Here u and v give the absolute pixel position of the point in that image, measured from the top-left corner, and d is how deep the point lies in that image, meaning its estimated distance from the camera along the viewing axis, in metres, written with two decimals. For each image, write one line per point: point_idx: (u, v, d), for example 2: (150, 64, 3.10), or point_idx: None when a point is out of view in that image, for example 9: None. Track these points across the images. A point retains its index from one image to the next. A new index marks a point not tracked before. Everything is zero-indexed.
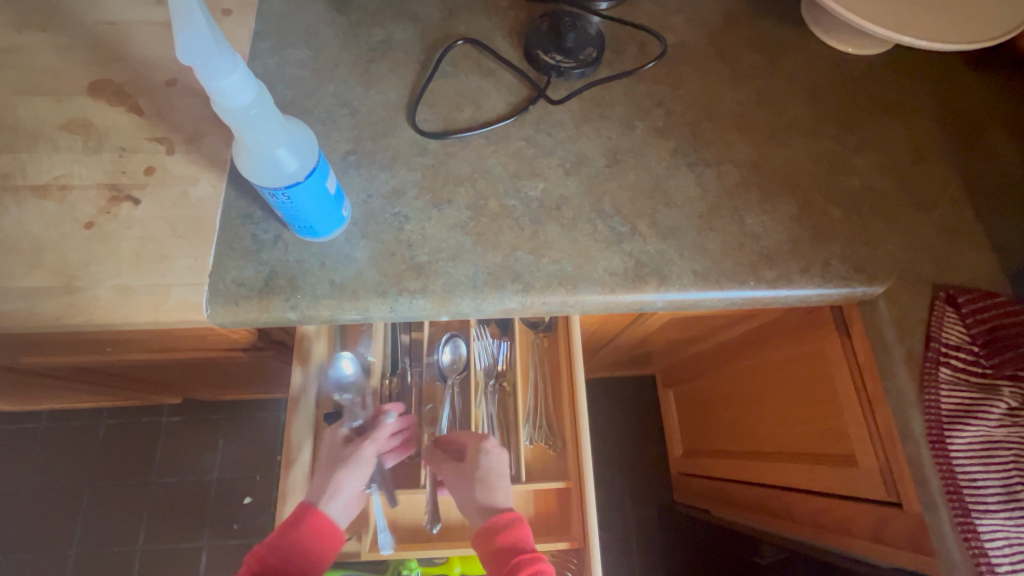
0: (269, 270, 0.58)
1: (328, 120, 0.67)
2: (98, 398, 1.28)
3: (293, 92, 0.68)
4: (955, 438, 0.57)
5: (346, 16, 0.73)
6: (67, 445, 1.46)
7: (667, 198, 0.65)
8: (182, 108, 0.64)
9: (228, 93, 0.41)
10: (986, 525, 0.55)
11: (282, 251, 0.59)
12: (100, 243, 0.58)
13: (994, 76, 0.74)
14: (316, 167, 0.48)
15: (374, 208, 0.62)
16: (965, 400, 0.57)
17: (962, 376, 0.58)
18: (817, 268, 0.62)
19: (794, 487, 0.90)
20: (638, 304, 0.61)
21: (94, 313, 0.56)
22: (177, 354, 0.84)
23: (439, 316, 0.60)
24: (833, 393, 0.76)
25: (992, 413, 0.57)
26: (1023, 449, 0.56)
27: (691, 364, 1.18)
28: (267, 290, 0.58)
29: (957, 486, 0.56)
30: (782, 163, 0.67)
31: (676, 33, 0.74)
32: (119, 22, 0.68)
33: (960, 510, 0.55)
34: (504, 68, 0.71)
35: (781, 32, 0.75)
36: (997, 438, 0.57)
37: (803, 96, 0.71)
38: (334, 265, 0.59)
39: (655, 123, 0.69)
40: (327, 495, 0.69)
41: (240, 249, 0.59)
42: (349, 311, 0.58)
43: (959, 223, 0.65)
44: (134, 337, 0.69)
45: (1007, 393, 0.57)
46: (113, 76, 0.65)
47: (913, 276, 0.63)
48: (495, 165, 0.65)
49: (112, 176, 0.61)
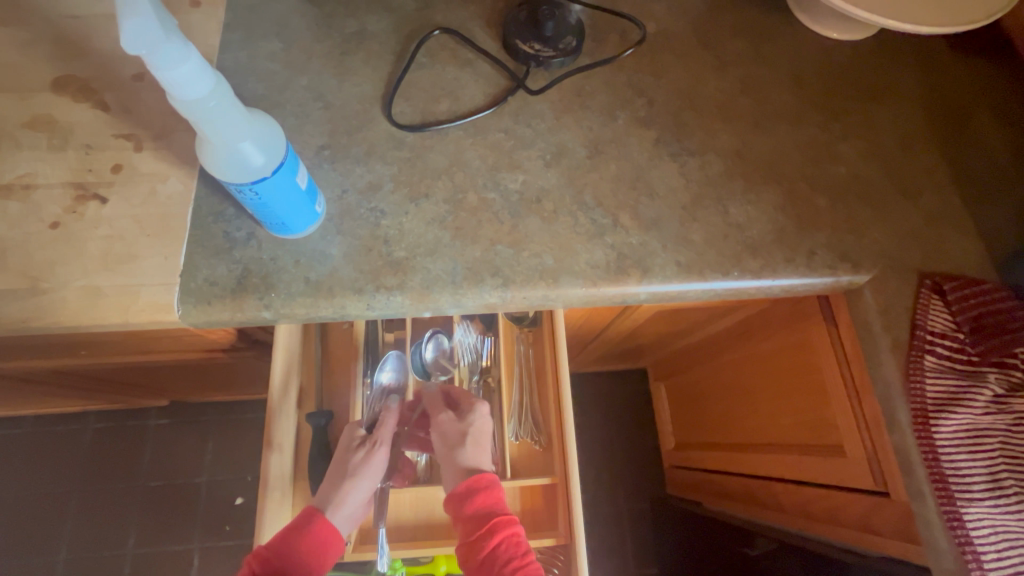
0: (242, 269, 0.57)
1: (302, 114, 0.65)
2: (82, 402, 1.26)
3: (265, 86, 0.66)
4: (941, 426, 0.56)
5: (319, 7, 0.71)
6: (53, 449, 1.44)
7: (649, 188, 0.63)
8: (150, 103, 0.62)
9: (185, 83, 0.40)
10: (972, 514, 0.54)
11: (255, 249, 0.58)
12: (65, 243, 0.57)
13: (979, 60, 0.73)
14: (283, 161, 0.47)
15: (349, 204, 0.60)
16: (950, 388, 0.57)
17: (947, 364, 0.58)
18: (801, 257, 0.61)
19: (784, 479, 0.90)
20: (621, 297, 0.60)
21: (61, 316, 0.55)
22: (156, 356, 0.83)
23: (418, 313, 0.59)
24: (820, 384, 0.76)
25: (978, 401, 0.56)
26: (1008, 436, 0.56)
27: (681, 356, 1.18)
28: (240, 289, 0.56)
29: (943, 475, 0.55)
30: (766, 151, 0.66)
31: (657, 20, 0.73)
32: (82, 15, 0.66)
33: (946, 499, 0.55)
34: (482, 58, 0.70)
35: (764, 18, 0.74)
36: (983, 425, 0.56)
37: (786, 83, 0.70)
38: (309, 262, 0.57)
39: (636, 113, 0.67)
40: (334, 505, 0.68)
41: (211, 247, 0.58)
42: (325, 310, 0.57)
43: (945, 210, 0.65)
44: (107, 340, 0.68)
45: (993, 380, 0.57)
46: (78, 71, 0.63)
47: (898, 264, 0.62)
48: (473, 158, 0.64)
49: (77, 174, 0.59)
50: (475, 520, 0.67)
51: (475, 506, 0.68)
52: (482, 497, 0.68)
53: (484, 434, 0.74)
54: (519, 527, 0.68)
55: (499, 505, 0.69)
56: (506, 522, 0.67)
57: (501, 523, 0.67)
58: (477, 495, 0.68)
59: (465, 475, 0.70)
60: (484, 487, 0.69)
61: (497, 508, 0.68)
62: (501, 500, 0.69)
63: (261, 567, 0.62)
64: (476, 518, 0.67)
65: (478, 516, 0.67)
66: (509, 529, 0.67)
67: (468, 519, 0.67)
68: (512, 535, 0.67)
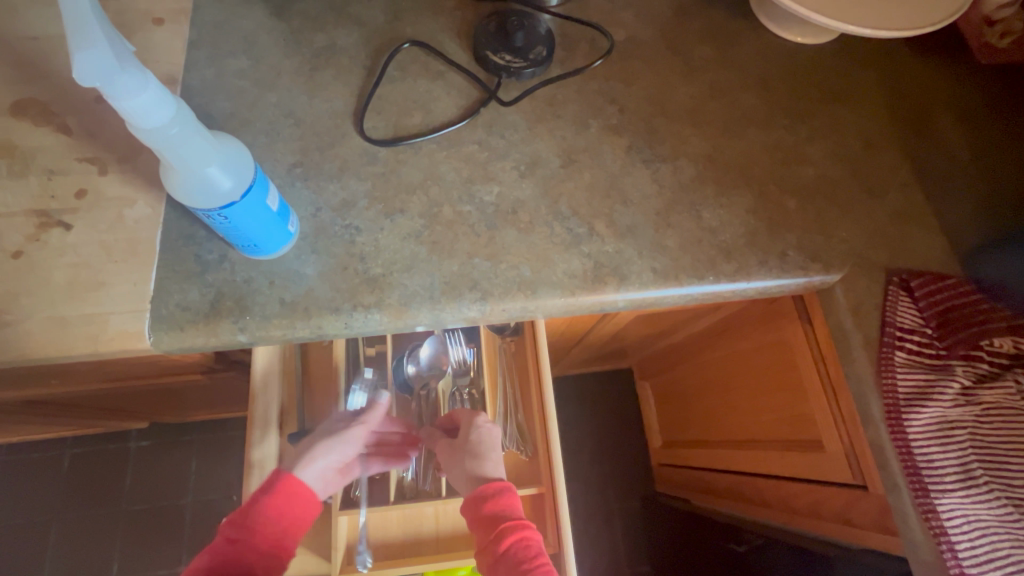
0: (215, 292, 0.56)
1: (272, 131, 0.64)
2: (58, 428, 1.23)
3: (233, 104, 0.65)
4: (912, 420, 0.58)
5: (287, 22, 0.70)
6: (29, 478, 1.40)
7: (623, 196, 0.64)
8: (114, 126, 0.61)
9: (144, 111, 0.39)
10: (945, 504, 0.56)
11: (228, 271, 0.57)
12: (29, 273, 0.55)
13: (937, 59, 0.76)
14: (252, 185, 0.46)
15: (323, 222, 0.60)
16: (921, 382, 0.59)
17: (916, 358, 0.60)
18: (774, 259, 0.63)
19: (767, 474, 0.91)
20: (599, 305, 0.61)
21: (26, 348, 0.53)
22: (132, 381, 0.81)
23: (397, 329, 0.59)
24: (798, 380, 0.77)
25: (947, 394, 0.58)
26: (976, 427, 0.58)
27: (664, 356, 1.19)
28: (214, 313, 0.55)
29: (916, 467, 0.57)
30: (737, 155, 0.67)
31: (626, 28, 0.73)
32: (40, 36, 0.64)
33: (920, 491, 0.56)
34: (454, 70, 0.69)
35: (730, 23, 0.75)
36: (953, 417, 0.58)
37: (754, 87, 0.72)
38: (284, 283, 0.57)
39: (609, 121, 0.68)
40: (302, 464, 0.67)
41: (183, 271, 0.57)
42: (302, 331, 0.56)
43: (909, 207, 0.67)
44: (79, 369, 0.66)
45: (960, 372, 0.59)
46: (37, 94, 0.62)
47: (867, 262, 0.63)
48: (448, 171, 0.64)
49: (40, 201, 0.58)
50: (491, 522, 0.67)
51: (488, 509, 0.68)
52: (499, 502, 0.68)
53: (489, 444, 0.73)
54: (531, 531, 0.67)
55: (515, 510, 0.69)
56: (517, 527, 0.66)
57: (515, 525, 0.66)
58: (491, 497, 0.68)
59: (479, 482, 0.71)
60: (500, 492, 0.69)
61: (511, 511, 0.68)
62: (512, 504, 0.69)
63: (235, 528, 0.62)
64: (489, 521, 0.67)
65: (496, 517, 0.67)
66: (522, 532, 0.66)
67: (482, 523, 0.67)
68: (525, 539, 0.65)
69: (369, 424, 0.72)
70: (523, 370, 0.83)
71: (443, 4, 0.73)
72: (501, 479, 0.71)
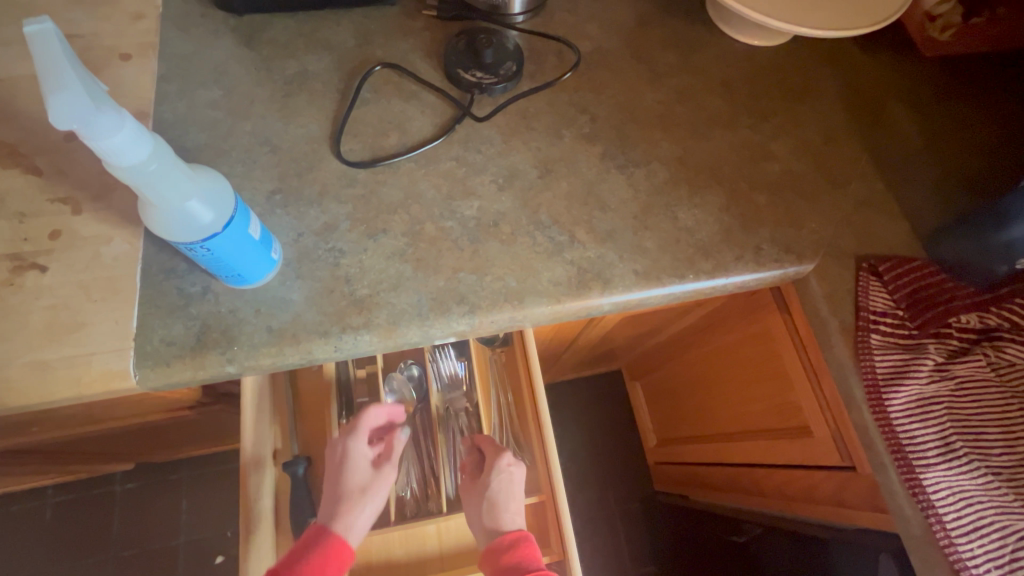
0: (200, 324, 0.55)
1: (249, 160, 0.64)
2: (38, 477, 1.18)
3: (207, 135, 0.65)
4: (893, 398, 0.60)
5: (256, 51, 0.71)
6: (9, 532, 1.34)
7: (601, 202, 0.66)
8: (85, 163, 0.60)
9: (121, 150, 0.39)
10: (930, 478, 0.58)
11: (213, 303, 0.56)
12: (4, 319, 0.54)
13: (886, 54, 0.80)
14: (233, 215, 0.47)
15: (306, 246, 0.60)
16: (897, 361, 0.61)
17: (891, 339, 0.62)
18: (749, 253, 0.65)
19: (761, 464, 0.93)
20: (585, 310, 0.62)
21: (6, 396, 0.52)
22: (115, 422, 0.79)
23: (387, 349, 0.59)
24: (783, 370, 0.79)
25: (922, 371, 0.60)
26: (953, 400, 0.60)
27: (651, 355, 1.21)
28: (200, 346, 0.55)
29: (900, 445, 0.59)
30: (707, 156, 0.70)
31: (591, 40, 0.76)
32: (3, 78, 0.63)
33: (905, 467, 0.58)
34: (426, 89, 0.71)
35: (690, 30, 0.78)
36: (930, 393, 0.60)
37: (718, 90, 0.74)
38: (270, 310, 0.56)
39: (581, 130, 0.70)
40: (337, 515, 0.68)
41: (166, 306, 0.56)
42: (291, 357, 0.56)
43: (872, 196, 0.70)
44: (61, 413, 0.64)
45: (933, 349, 0.61)
46: (3, 136, 0.61)
47: (837, 251, 0.66)
48: (427, 188, 0.64)
49: (12, 245, 0.57)
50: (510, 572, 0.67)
51: (507, 560, 0.68)
52: (514, 550, 0.69)
53: (506, 493, 0.73)
54: None
55: (535, 561, 0.69)
56: None
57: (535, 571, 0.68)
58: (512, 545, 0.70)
59: (496, 535, 0.72)
60: (514, 541, 0.70)
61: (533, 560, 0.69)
62: (529, 556, 0.69)
63: None
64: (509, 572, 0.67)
65: (514, 567, 0.68)
66: None
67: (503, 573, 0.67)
68: None
69: (393, 462, 0.74)
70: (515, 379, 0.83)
71: (411, 25, 0.74)
72: (518, 530, 0.72)
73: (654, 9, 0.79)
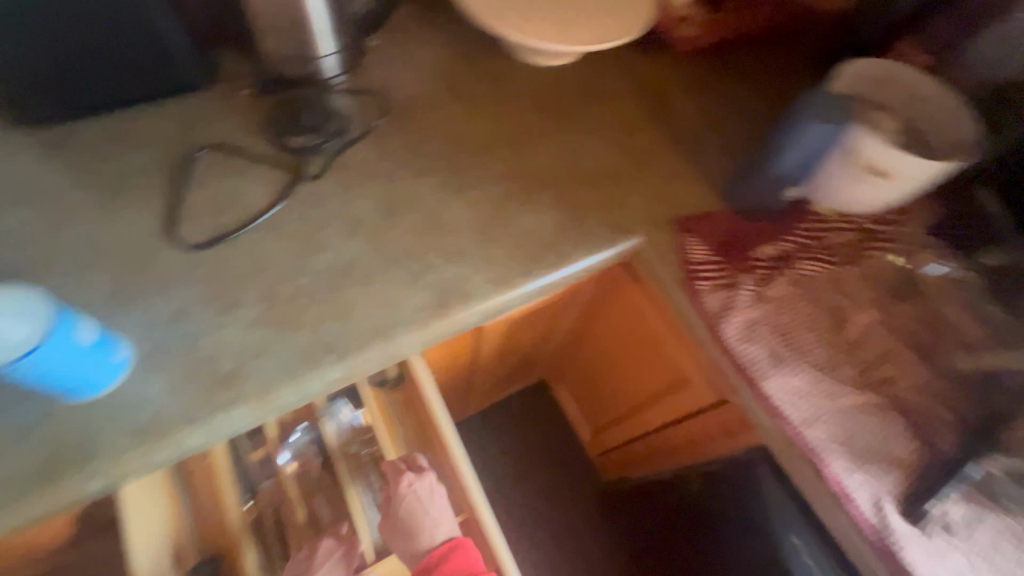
0: (49, 449, 0.52)
1: (78, 267, 0.62)
2: None
3: (26, 253, 0.62)
4: (727, 329, 0.70)
5: (67, 158, 0.69)
6: None
7: (446, 226, 0.71)
8: None
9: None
10: (770, 386, 0.68)
11: (61, 422, 0.53)
12: None
13: (659, 52, 0.95)
14: (50, 327, 0.45)
15: (156, 338, 0.58)
16: (722, 298, 0.71)
17: (715, 281, 0.73)
18: (586, 239, 0.73)
19: (669, 422, 1.01)
20: (453, 327, 0.66)
21: None
22: None
23: (265, 417, 0.59)
24: (654, 331, 0.88)
25: (743, 300, 0.71)
26: (772, 317, 0.71)
27: (560, 354, 1.28)
28: (53, 471, 0.51)
29: (742, 366, 0.69)
30: (530, 165, 0.78)
31: (408, 86, 0.83)
32: None
33: (750, 383, 0.68)
34: (257, 160, 0.73)
35: (494, 61, 0.88)
36: (754, 317, 0.71)
37: (529, 108, 0.84)
38: (127, 413, 0.54)
39: (415, 166, 0.75)
40: None
41: (5, 438, 0.52)
42: (161, 453, 0.54)
43: (673, 168, 0.82)
44: None
45: (747, 280, 0.73)
46: None
47: (657, 220, 0.76)
48: (276, 252, 0.66)
49: None
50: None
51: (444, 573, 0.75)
52: (446, 561, 0.76)
53: (420, 509, 0.78)
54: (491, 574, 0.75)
55: (469, 559, 0.77)
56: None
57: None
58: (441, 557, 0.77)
59: (423, 554, 0.78)
60: (446, 551, 0.77)
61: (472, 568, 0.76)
62: (464, 558, 0.77)
63: None
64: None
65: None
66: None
67: None
68: None
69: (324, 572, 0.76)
70: (418, 413, 0.86)
71: (230, 103, 0.77)
72: (450, 538, 0.79)
73: (459, 48, 0.88)
